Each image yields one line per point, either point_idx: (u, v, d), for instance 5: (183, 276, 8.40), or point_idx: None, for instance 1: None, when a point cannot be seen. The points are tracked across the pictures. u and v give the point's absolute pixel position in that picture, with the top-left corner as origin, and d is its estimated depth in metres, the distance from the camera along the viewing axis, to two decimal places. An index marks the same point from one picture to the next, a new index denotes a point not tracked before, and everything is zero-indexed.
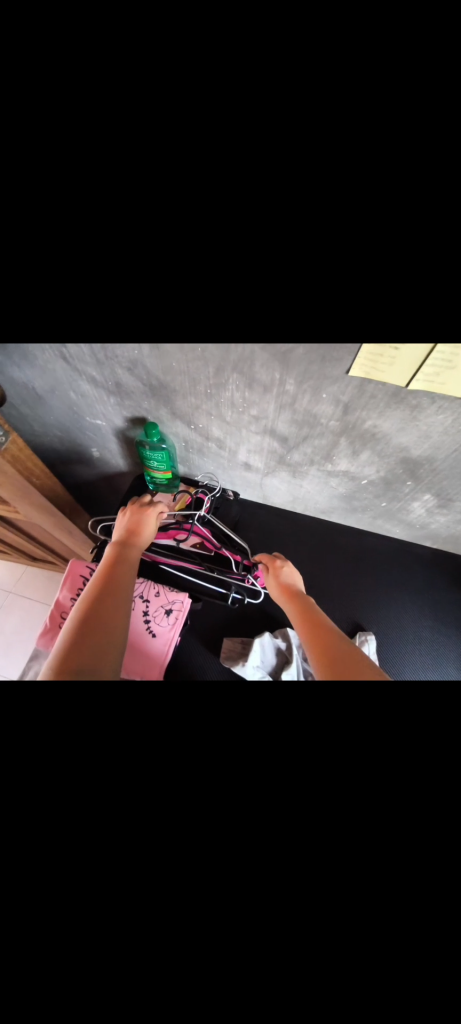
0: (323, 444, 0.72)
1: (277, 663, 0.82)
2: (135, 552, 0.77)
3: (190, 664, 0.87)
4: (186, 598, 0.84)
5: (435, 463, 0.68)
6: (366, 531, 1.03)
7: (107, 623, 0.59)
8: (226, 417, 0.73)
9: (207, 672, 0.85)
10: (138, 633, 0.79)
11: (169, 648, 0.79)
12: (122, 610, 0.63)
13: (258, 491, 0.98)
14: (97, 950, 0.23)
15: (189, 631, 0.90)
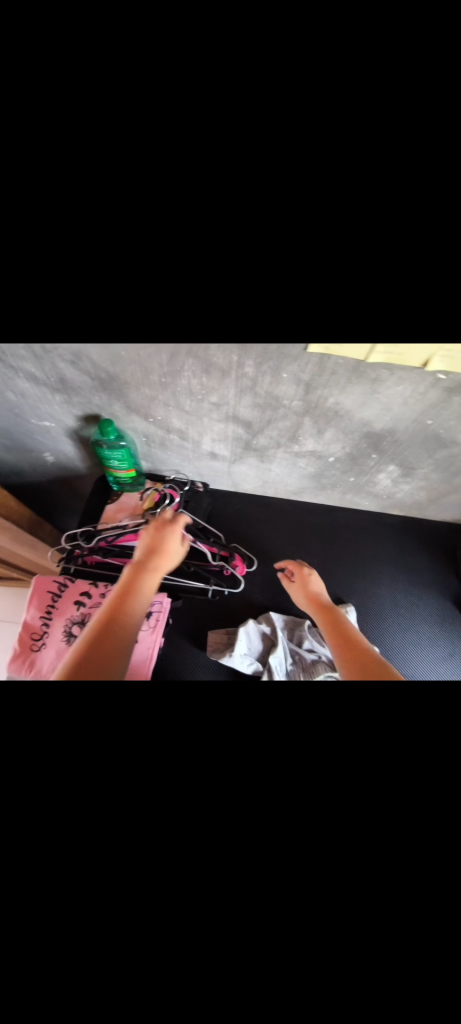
0: (288, 425, 0.70)
1: (264, 648, 0.83)
2: (154, 572, 0.72)
3: (176, 664, 0.85)
4: (165, 600, 0.82)
5: (397, 435, 0.69)
6: (337, 508, 1.04)
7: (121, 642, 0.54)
8: (186, 408, 0.69)
9: (197, 669, 0.85)
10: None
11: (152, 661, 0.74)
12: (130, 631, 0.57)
13: (228, 481, 0.97)
14: (101, 925, 0.25)
15: (172, 631, 0.88)
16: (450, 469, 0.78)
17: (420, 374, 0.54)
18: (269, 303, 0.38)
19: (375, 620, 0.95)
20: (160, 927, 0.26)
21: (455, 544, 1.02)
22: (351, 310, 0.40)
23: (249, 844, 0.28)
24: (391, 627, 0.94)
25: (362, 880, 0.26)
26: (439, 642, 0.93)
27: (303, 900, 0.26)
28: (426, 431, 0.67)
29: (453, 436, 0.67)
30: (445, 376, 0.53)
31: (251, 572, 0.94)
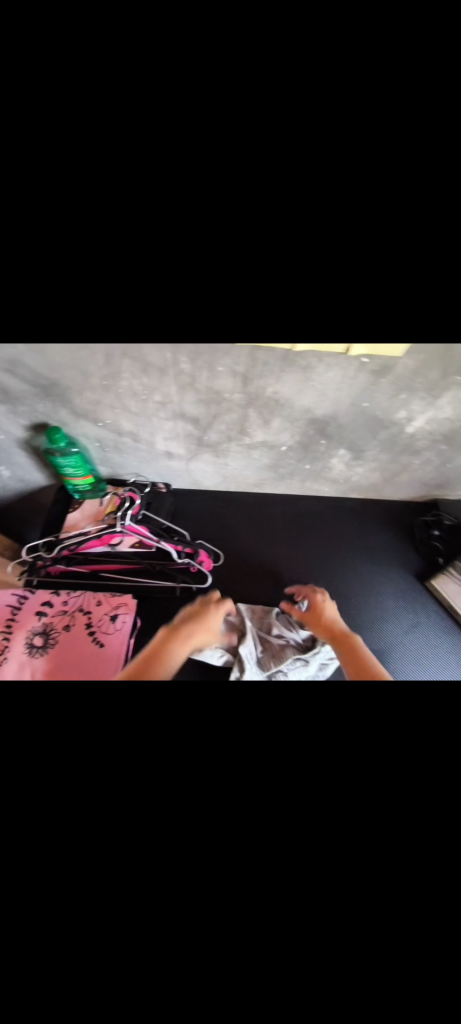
0: (234, 418, 0.72)
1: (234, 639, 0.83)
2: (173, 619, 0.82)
3: None
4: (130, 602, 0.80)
5: (338, 420, 0.72)
6: (299, 497, 1.06)
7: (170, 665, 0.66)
8: (132, 409, 0.70)
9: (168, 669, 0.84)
10: (83, 648, 0.73)
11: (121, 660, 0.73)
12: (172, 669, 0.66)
13: (189, 480, 0.98)
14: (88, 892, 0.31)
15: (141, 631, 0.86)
16: (395, 448, 0.82)
17: (346, 359, 0.57)
18: (185, 293, 0.40)
19: (344, 603, 0.96)
20: (121, 857, 0.34)
21: (413, 521, 1.07)
22: (265, 298, 0.42)
23: (198, 818, 0.36)
24: (361, 608, 0.95)
25: (302, 851, 0.35)
26: (407, 617, 0.95)
27: (244, 854, 0.35)
28: (365, 412, 0.70)
29: (390, 416, 0.71)
30: (369, 359, 0.57)
31: (220, 567, 0.96)
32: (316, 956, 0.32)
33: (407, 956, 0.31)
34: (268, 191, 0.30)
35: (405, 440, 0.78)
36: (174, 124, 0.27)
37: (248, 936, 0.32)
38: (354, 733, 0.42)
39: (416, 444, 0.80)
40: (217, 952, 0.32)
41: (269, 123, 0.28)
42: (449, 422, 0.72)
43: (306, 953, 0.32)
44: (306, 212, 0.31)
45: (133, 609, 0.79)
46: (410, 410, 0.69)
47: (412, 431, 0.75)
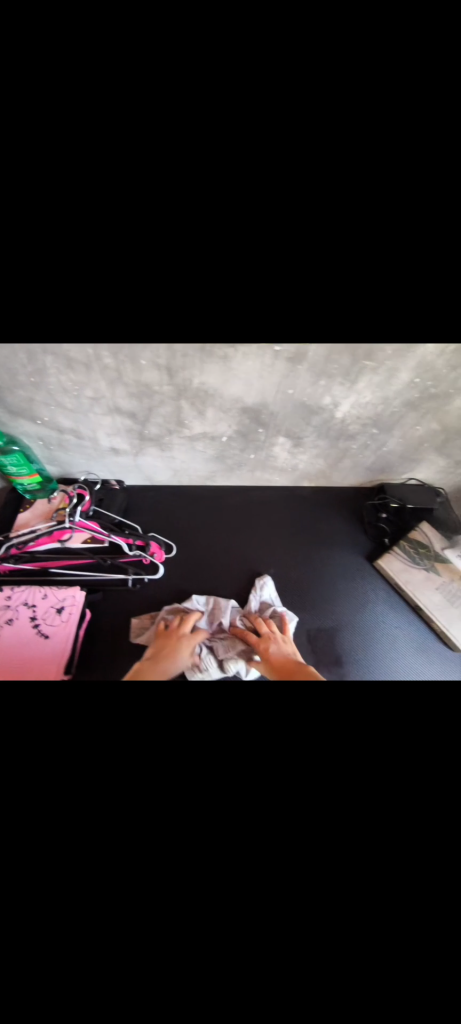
0: (168, 410, 0.75)
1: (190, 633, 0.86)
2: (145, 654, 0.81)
3: (99, 661, 0.83)
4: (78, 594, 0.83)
5: (269, 408, 0.75)
6: (251, 488, 1.10)
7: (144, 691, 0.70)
8: (66, 405, 0.72)
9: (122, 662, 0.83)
10: (28, 644, 0.75)
11: (65, 654, 0.75)
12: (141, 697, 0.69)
13: (141, 475, 1.00)
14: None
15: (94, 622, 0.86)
16: (331, 433, 0.86)
17: (260, 344, 0.61)
18: (77, 275, 0.42)
19: (295, 586, 0.98)
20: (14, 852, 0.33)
21: (361, 505, 1.12)
22: (158, 286, 0.45)
23: (98, 802, 0.35)
24: (311, 590, 0.98)
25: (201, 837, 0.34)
26: (357, 596, 0.98)
27: (144, 847, 0.33)
28: (292, 399, 0.74)
29: (317, 401, 0.75)
30: (281, 346, 0.61)
31: (173, 558, 0.97)
32: (215, 960, 0.31)
33: (306, 925, 0.31)
34: (127, 171, 0.32)
35: (337, 425, 0.83)
36: (24, 99, 0.29)
37: (138, 947, 0.30)
38: (273, 712, 0.43)
39: (348, 429, 0.85)
40: (103, 957, 0.30)
41: (115, 102, 0.30)
42: (372, 405, 0.77)
43: (201, 954, 0.31)
44: (165, 186, 0.33)
45: (79, 603, 0.80)
46: (333, 394, 0.73)
47: (341, 416, 0.80)
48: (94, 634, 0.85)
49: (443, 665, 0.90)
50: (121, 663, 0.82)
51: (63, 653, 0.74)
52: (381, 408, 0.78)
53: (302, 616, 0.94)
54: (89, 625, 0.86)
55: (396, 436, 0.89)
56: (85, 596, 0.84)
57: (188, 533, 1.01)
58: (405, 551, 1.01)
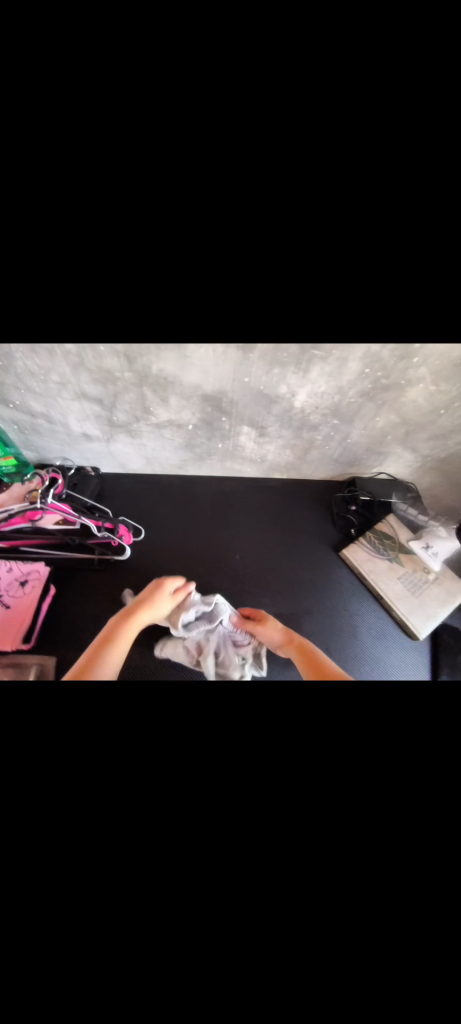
0: (132, 396, 0.79)
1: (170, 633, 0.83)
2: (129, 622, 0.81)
3: (62, 638, 0.85)
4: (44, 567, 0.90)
5: (228, 396, 0.79)
6: (224, 479, 1.13)
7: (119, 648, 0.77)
8: (35, 391, 0.77)
9: (83, 640, 0.85)
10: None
11: (26, 624, 0.82)
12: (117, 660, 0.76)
13: (115, 462, 1.04)
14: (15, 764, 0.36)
15: (60, 602, 0.89)
16: (293, 423, 0.89)
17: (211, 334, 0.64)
18: None
19: (261, 573, 1.00)
20: None
21: (331, 497, 1.14)
22: None
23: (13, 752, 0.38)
24: (277, 577, 1.00)
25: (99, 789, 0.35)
26: (323, 585, 1.00)
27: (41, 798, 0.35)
28: (250, 388, 0.77)
29: (274, 390, 0.78)
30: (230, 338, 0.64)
31: (141, 541, 1.00)
32: (92, 917, 0.30)
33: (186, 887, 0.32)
34: None
35: (297, 414, 0.86)
36: None
37: (20, 888, 0.31)
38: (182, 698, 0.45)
39: (310, 419, 0.88)
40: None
41: None
42: (329, 395, 0.80)
43: (78, 907, 0.31)
44: None
45: (43, 580, 0.87)
46: (288, 383, 0.76)
47: (300, 406, 0.83)
48: (60, 611, 0.88)
49: (404, 661, 0.90)
50: (84, 641, 0.85)
51: (25, 625, 0.82)
52: (337, 398, 0.81)
53: (266, 603, 0.96)
54: (55, 603, 0.89)
55: (357, 428, 0.92)
56: (50, 572, 0.90)
57: (159, 520, 1.04)
58: (371, 543, 1.03)
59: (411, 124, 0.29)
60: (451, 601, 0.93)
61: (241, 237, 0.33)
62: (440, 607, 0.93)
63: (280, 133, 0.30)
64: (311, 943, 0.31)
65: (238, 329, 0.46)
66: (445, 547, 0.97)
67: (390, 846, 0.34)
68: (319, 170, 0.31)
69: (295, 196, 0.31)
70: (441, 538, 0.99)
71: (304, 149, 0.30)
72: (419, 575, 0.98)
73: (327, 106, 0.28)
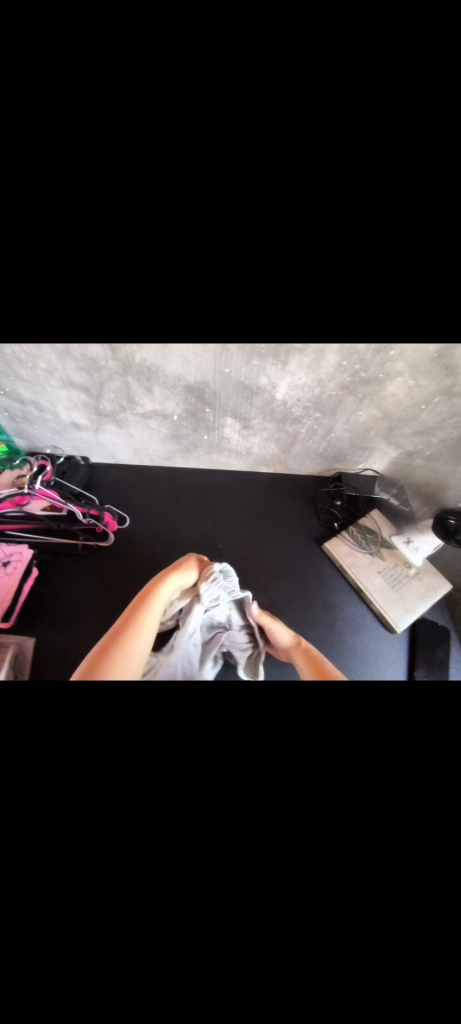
0: (117, 385, 0.81)
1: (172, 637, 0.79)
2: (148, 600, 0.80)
3: (43, 621, 0.87)
4: (27, 549, 0.91)
5: (210, 387, 0.81)
6: (212, 472, 1.15)
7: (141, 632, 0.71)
8: (24, 378, 0.80)
9: (65, 623, 0.87)
10: None
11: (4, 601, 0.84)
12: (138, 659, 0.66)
13: (104, 452, 1.07)
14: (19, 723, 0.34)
15: (44, 585, 0.92)
16: (276, 415, 0.91)
17: None
18: None
19: (243, 565, 1.01)
20: None
21: (316, 492, 1.15)
22: None
23: None
24: (258, 569, 1.01)
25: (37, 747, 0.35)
26: (304, 578, 1.00)
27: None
28: (231, 378, 0.79)
29: (255, 382, 0.80)
30: None
31: (125, 529, 1.02)
32: None
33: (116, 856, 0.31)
34: None
35: (279, 406, 0.88)
36: None
37: None
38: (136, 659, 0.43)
39: (292, 412, 0.90)
40: None
41: None
42: (309, 387, 0.82)
43: None
44: None
45: (24, 562, 0.88)
46: (269, 375, 0.78)
47: (281, 398, 0.85)
48: (42, 593, 0.90)
49: (383, 661, 0.90)
50: (65, 623, 0.87)
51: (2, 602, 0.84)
52: (318, 391, 0.83)
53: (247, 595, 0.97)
54: (38, 586, 0.92)
55: (340, 421, 0.93)
56: (33, 553, 0.92)
57: (145, 510, 1.06)
58: (353, 538, 1.04)
59: (348, 129, 0.29)
60: (429, 599, 0.93)
61: (181, 238, 0.33)
62: (418, 603, 0.93)
63: (216, 134, 0.29)
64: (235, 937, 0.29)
65: (200, 338, 0.48)
66: (428, 545, 0.95)
67: (341, 835, 0.31)
68: (258, 176, 0.30)
69: (233, 189, 0.30)
70: (423, 533, 0.96)
71: (243, 149, 0.29)
72: (400, 570, 0.98)
73: (263, 108, 0.28)
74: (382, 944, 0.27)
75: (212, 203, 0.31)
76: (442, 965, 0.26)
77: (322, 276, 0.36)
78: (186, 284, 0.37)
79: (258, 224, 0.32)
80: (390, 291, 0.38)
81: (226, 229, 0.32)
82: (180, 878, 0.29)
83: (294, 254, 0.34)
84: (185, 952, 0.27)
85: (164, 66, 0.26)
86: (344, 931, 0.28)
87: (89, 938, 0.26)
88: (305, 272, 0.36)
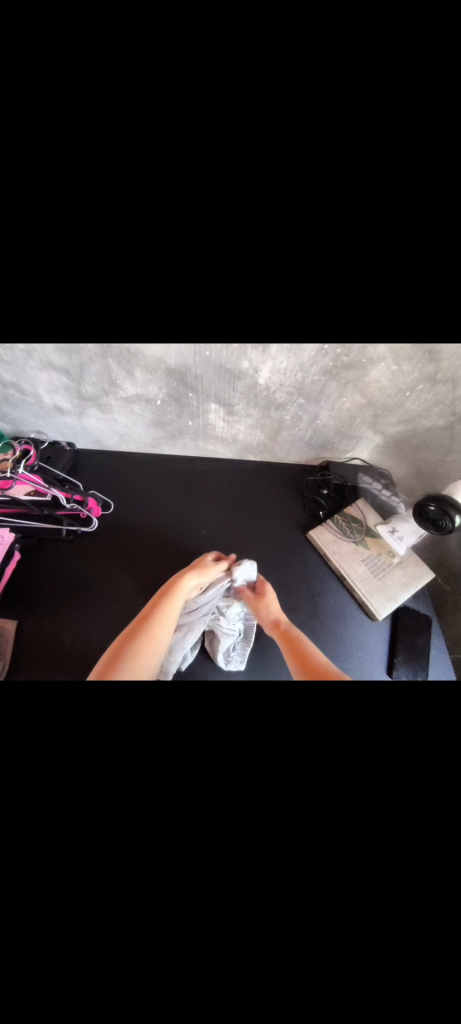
0: (98, 367, 0.80)
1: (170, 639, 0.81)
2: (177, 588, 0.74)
3: (25, 605, 0.87)
4: (9, 534, 0.90)
5: (191, 370, 0.81)
6: (198, 459, 1.15)
7: (164, 630, 0.65)
8: (3, 358, 0.80)
9: (46, 606, 0.88)
10: None
11: None
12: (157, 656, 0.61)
13: (89, 438, 1.07)
14: None
15: (26, 569, 0.92)
16: (259, 400, 0.90)
17: None
18: None
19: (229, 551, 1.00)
20: None
21: (303, 481, 1.15)
22: None
23: None
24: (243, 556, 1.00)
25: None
26: (288, 566, 1.00)
27: None
28: (212, 361, 0.78)
29: (237, 365, 0.79)
30: None
31: (110, 515, 1.02)
32: None
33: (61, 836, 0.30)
34: None
35: (262, 390, 0.87)
36: None
37: None
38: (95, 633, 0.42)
39: (276, 397, 0.89)
40: None
41: None
42: (292, 371, 0.81)
43: None
44: None
45: (6, 546, 0.88)
46: (250, 358, 0.77)
47: (264, 383, 0.84)
48: (25, 577, 0.91)
49: (366, 648, 0.90)
50: (47, 607, 0.88)
51: None
52: (301, 374, 0.82)
53: None
54: (21, 569, 0.92)
55: (325, 408, 0.92)
56: (15, 536, 0.92)
57: (130, 496, 1.06)
58: (338, 526, 1.03)
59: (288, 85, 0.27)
60: (411, 587, 0.93)
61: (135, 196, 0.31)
62: (400, 591, 0.93)
63: (162, 87, 0.27)
64: (178, 939, 0.27)
65: (167, 324, 0.48)
66: (412, 534, 0.94)
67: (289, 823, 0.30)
68: (201, 157, 0.29)
69: (179, 153, 0.29)
70: (407, 522, 0.95)
71: (187, 110, 0.27)
72: (383, 558, 0.98)
73: (201, 81, 0.26)
74: (305, 915, 0.27)
75: (164, 164, 0.29)
76: (363, 926, 0.27)
77: (277, 263, 0.36)
78: (142, 253, 0.36)
79: (207, 190, 0.30)
80: (350, 273, 0.38)
81: (181, 211, 0.32)
82: (112, 854, 0.28)
83: (249, 224, 0.33)
84: (118, 924, 0.27)
85: (116, 45, 0.25)
86: (276, 903, 0.28)
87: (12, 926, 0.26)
88: (260, 259, 0.35)
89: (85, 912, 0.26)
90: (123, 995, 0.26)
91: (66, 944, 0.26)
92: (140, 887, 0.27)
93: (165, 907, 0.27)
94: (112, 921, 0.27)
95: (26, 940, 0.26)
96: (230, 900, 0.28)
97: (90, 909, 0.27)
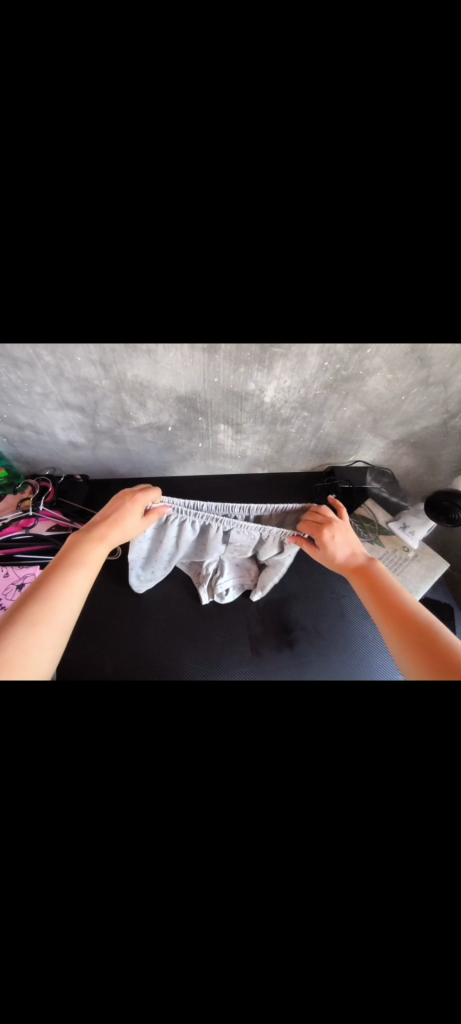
0: (112, 402, 0.84)
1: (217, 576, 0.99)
2: (95, 539, 0.70)
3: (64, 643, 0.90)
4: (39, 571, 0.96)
5: (199, 397, 0.85)
6: (207, 476, 1.18)
7: (70, 601, 0.61)
8: (20, 404, 0.83)
9: (85, 641, 0.91)
10: None
11: None
12: (63, 630, 0.58)
13: (103, 468, 1.11)
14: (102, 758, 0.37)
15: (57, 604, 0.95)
16: (263, 418, 0.95)
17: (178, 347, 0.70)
18: None
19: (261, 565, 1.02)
20: None
21: (311, 487, 1.19)
22: None
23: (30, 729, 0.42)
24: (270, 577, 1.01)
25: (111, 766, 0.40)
26: (310, 572, 1.04)
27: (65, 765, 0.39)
28: (220, 386, 0.82)
29: (244, 387, 0.83)
30: (197, 351, 0.72)
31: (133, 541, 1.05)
32: (115, 876, 0.34)
33: (189, 854, 0.36)
34: None
35: (267, 408, 0.91)
36: None
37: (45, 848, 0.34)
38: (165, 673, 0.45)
39: (281, 413, 0.94)
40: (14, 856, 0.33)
41: None
42: (295, 388, 0.86)
43: (103, 866, 0.34)
44: None
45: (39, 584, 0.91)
46: (256, 380, 0.82)
47: (269, 401, 0.89)
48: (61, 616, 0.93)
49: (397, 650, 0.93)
50: (87, 641, 0.91)
51: None
52: (304, 391, 0.87)
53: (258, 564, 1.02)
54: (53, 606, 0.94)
55: (328, 417, 0.97)
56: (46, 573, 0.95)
57: None
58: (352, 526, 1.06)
59: (332, 150, 0.30)
60: (430, 579, 0.97)
61: (174, 258, 0.35)
62: (420, 586, 0.96)
63: (203, 144, 0.29)
64: (291, 930, 0.33)
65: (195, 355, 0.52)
66: (423, 529, 1.01)
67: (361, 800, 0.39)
68: (249, 219, 0.32)
69: (223, 208, 0.32)
70: (418, 519, 1.03)
71: (226, 168, 0.30)
72: (399, 553, 1.02)
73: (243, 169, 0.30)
74: (383, 891, 0.35)
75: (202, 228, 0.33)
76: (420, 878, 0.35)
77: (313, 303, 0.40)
78: (184, 296, 0.40)
79: (249, 241, 0.34)
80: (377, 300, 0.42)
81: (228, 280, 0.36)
82: (235, 839, 0.37)
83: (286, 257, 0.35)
84: (245, 919, 0.33)
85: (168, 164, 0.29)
86: (344, 873, 0.35)
87: (193, 910, 0.33)
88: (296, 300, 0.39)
89: (200, 908, 0.33)
90: (256, 989, 0.32)
91: (191, 932, 0.33)
92: (259, 882, 0.35)
93: (264, 888, 0.34)
94: (226, 905, 0.34)
95: (185, 938, 0.33)
96: (331, 888, 0.35)
97: (205, 900, 0.34)
